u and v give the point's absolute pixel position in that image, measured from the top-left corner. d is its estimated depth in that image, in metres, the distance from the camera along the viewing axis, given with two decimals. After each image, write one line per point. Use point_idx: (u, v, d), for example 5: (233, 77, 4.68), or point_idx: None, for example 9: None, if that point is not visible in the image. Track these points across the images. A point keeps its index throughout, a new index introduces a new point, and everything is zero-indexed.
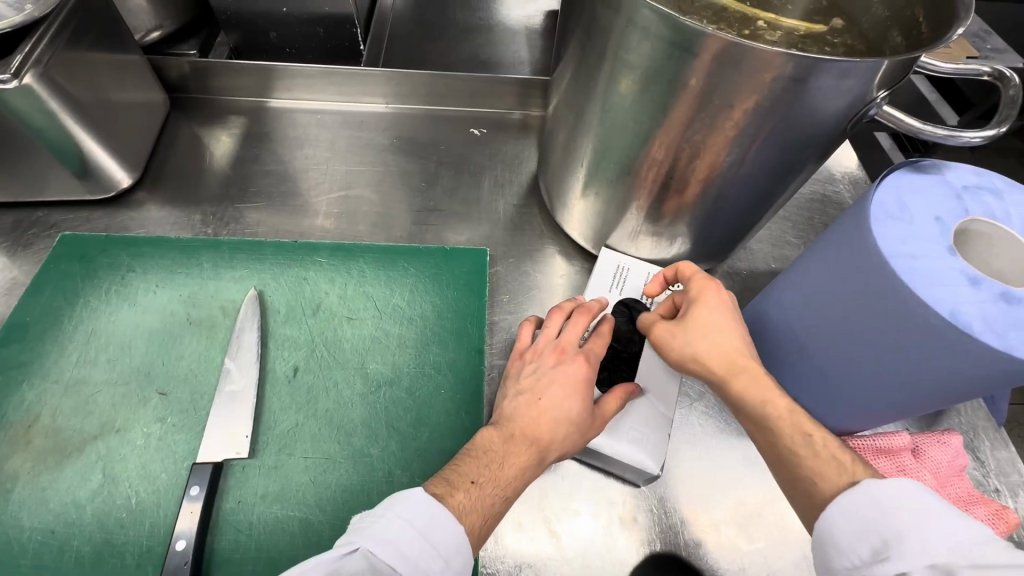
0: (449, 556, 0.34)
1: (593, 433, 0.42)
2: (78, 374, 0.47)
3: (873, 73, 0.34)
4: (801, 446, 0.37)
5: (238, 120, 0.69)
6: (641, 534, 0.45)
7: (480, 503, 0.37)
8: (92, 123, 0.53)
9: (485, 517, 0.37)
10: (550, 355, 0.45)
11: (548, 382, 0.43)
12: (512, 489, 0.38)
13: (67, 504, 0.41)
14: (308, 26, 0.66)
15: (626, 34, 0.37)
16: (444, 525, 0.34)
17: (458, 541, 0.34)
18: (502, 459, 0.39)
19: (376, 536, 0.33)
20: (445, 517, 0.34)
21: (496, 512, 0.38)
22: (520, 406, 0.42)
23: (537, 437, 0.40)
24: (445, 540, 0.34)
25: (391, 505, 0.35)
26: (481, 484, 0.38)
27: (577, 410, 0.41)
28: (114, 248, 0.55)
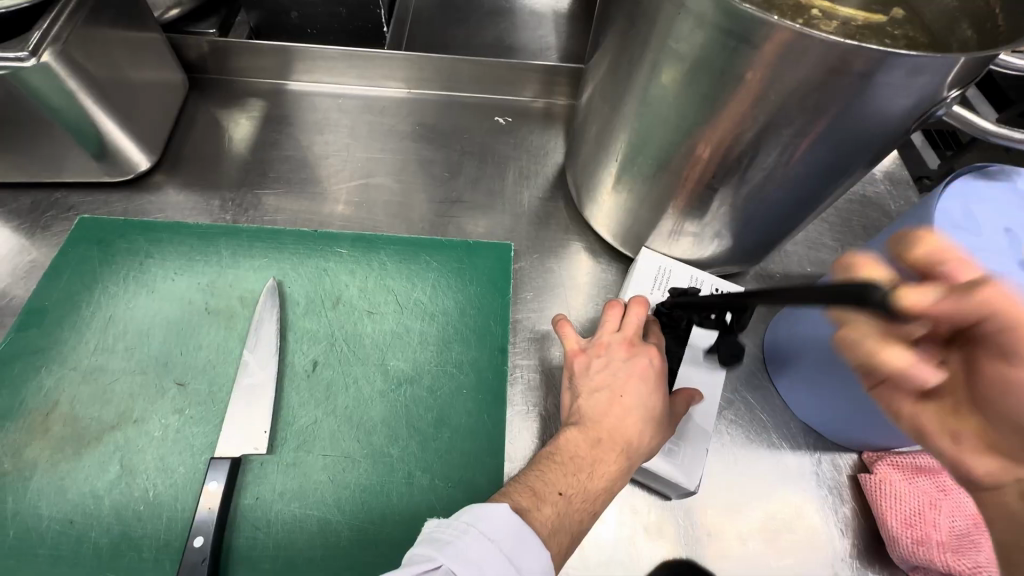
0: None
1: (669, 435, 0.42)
2: (97, 361, 0.46)
3: (949, 69, 0.31)
4: None
5: (258, 103, 0.68)
6: (666, 543, 0.44)
7: (573, 515, 0.36)
8: (111, 103, 0.52)
9: (575, 530, 0.36)
10: (619, 349, 0.44)
11: (629, 377, 0.42)
12: (601, 501, 0.38)
13: (85, 494, 0.41)
14: (331, 6, 0.64)
15: (677, 21, 0.34)
16: (530, 548, 0.33)
17: (544, 565, 0.33)
18: (592, 468, 0.38)
19: (457, 553, 0.32)
20: (530, 538, 0.34)
21: (585, 524, 0.37)
22: (602, 406, 0.41)
23: (631, 441, 0.39)
24: (528, 565, 0.33)
25: (477, 522, 0.34)
26: (577, 499, 0.37)
27: (660, 407, 0.41)
28: (133, 233, 0.54)
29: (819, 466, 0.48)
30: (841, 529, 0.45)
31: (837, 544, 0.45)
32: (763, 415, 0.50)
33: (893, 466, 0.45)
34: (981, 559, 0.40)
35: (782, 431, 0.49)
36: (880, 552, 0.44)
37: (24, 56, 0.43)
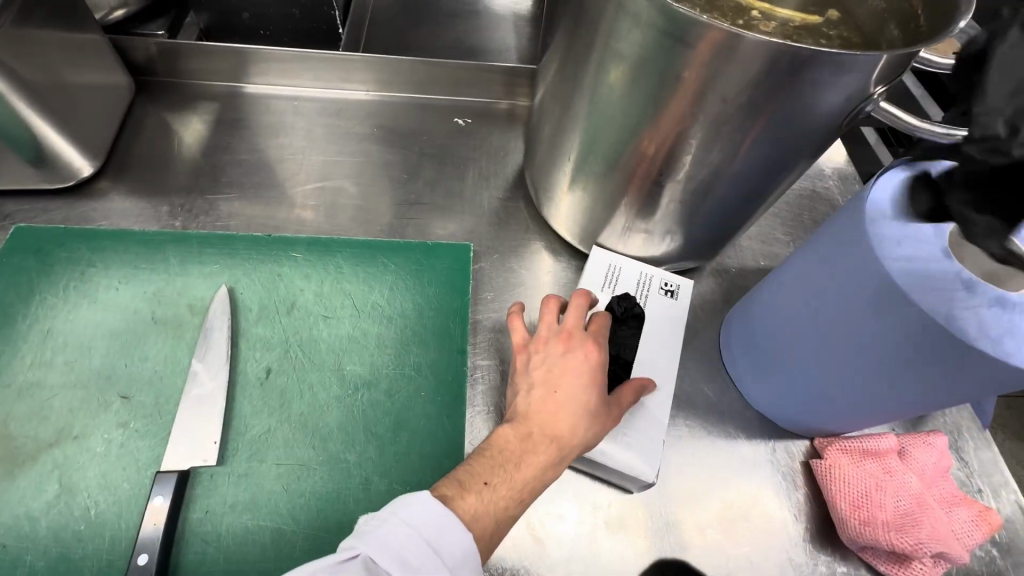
0: (454, 565, 0.33)
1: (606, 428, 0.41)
2: (34, 377, 0.44)
3: (871, 67, 0.33)
4: None
5: (209, 106, 0.66)
6: (626, 537, 0.44)
7: (494, 503, 0.36)
8: (47, 107, 0.50)
9: (499, 519, 0.36)
10: (557, 343, 0.44)
11: (565, 368, 0.42)
12: (527, 493, 0.37)
13: (20, 516, 0.39)
14: (283, 7, 0.63)
15: (617, 21, 0.35)
16: (452, 531, 0.33)
17: (465, 548, 0.33)
18: (520, 461, 0.38)
19: (377, 541, 0.32)
20: (453, 524, 0.33)
21: (513, 514, 0.37)
22: (536, 400, 0.41)
23: (559, 431, 0.39)
24: (449, 550, 0.33)
25: (398, 511, 0.33)
26: (500, 487, 0.37)
27: (596, 400, 0.41)
28: (74, 242, 0.52)
29: (774, 454, 0.49)
30: (795, 515, 0.47)
31: (789, 528, 0.46)
32: (720, 406, 0.51)
33: (842, 452, 0.47)
34: (923, 537, 0.41)
35: (738, 422, 0.51)
36: (832, 535, 0.46)
37: None
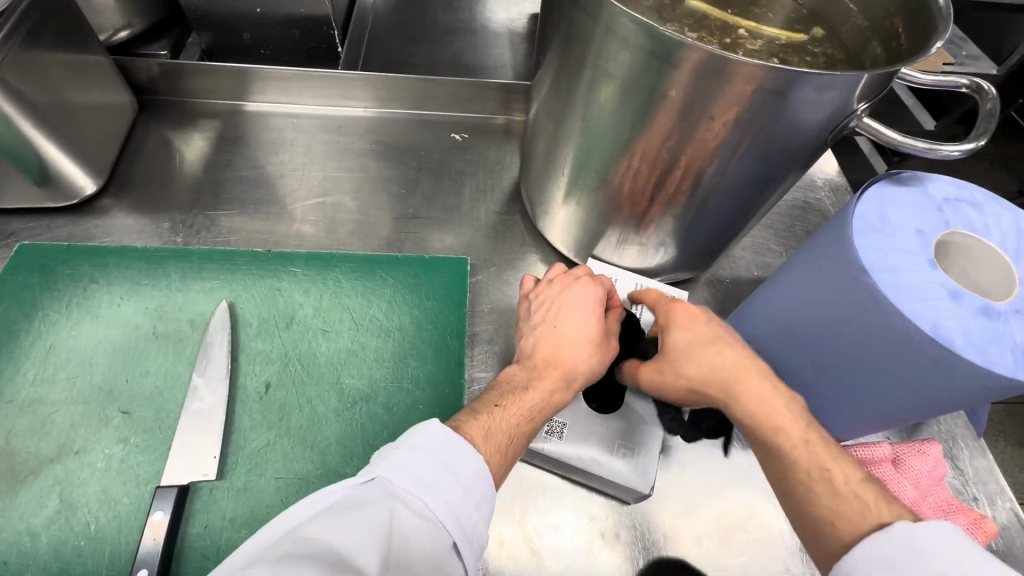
0: (470, 481, 0.33)
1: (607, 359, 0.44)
2: (36, 392, 0.44)
3: (854, 86, 0.34)
4: (818, 480, 0.35)
5: (211, 124, 0.67)
6: (624, 549, 0.45)
7: (507, 425, 0.37)
8: (51, 127, 0.51)
9: (513, 439, 0.37)
10: (556, 286, 0.47)
11: (565, 305, 0.45)
12: (538, 413, 0.39)
13: (20, 532, 0.39)
14: (283, 28, 0.65)
15: (606, 43, 0.36)
16: (461, 451, 0.34)
17: (478, 465, 0.34)
18: (527, 387, 0.40)
19: (392, 467, 0.32)
20: (463, 444, 0.34)
21: (525, 431, 0.38)
22: (539, 338, 0.44)
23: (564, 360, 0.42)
24: (463, 467, 0.33)
25: (404, 442, 0.33)
26: (512, 409, 0.38)
27: (595, 332, 0.43)
28: (77, 259, 0.52)
29: None
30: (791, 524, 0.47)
31: (786, 537, 0.46)
32: None
33: None
34: None
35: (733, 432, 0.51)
36: None
37: None
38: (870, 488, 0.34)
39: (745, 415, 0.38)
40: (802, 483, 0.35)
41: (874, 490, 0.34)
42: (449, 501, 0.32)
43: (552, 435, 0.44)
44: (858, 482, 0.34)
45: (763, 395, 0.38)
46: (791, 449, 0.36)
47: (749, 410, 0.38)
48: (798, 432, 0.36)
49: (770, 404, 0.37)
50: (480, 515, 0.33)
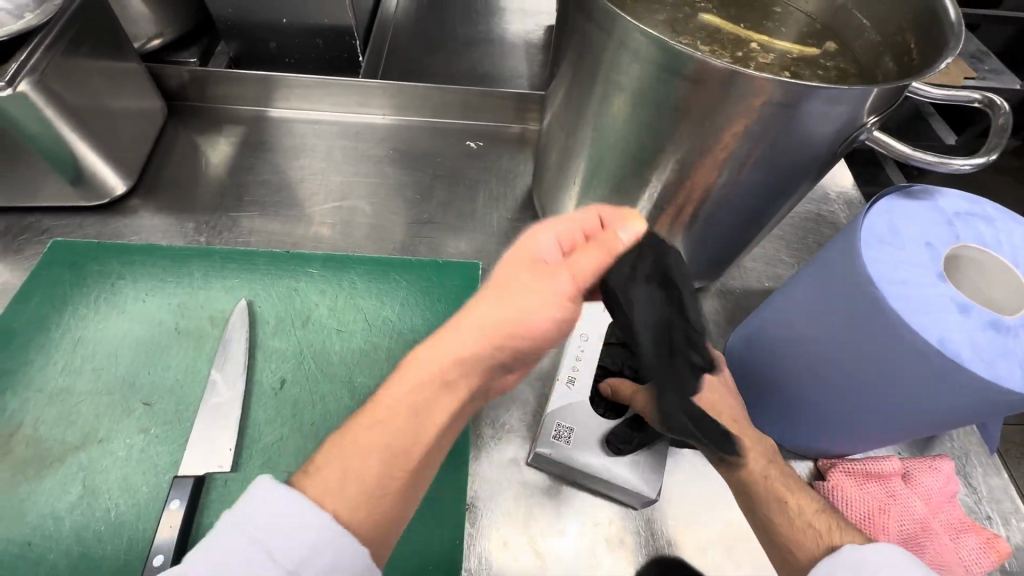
0: (295, 561, 0.28)
1: (530, 317, 0.37)
2: (63, 382, 0.46)
3: (864, 100, 0.34)
4: (778, 514, 0.37)
5: (235, 129, 0.70)
6: (628, 556, 0.45)
7: (343, 451, 0.32)
8: (86, 130, 0.53)
9: (347, 473, 0.31)
10: None
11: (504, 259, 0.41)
12: (384, 394, 0.34)
13: (44, 516, 0.40)
14: (307, 37, 0.67)
15: (619, 55, 0.37)
16: (288, 526, 0.29)
17: (304, 542, 0.29)
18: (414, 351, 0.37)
19: (213, 547, 0.28)
20: (290, 514, 0.29)
21: (367, 433, 0.33)
22: None
23: (458, 328, 0.37)
24: (291, 544, 0.28)
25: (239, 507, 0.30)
26: (368, 419, 0.34)
27: (498, 283, 0.39)
28: (106, 255, 0.54)
29: None
30: None
31: None
32: None
33: (846, 473, 0.47)
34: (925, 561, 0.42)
35: None
36: None
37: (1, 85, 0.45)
38: (824, 518, 0.37)
39: (724, 449, 0.40)
40: (765, 512, 0.38)
41: (828, 519, 0.37)
42: (292, 551, 0.28)
43: (560, 439, 0.45)
44: (812, 513, 0.37)
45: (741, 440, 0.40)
46: (755, 484, 0.39)
47: (727, 445, 0.40)
48: (760, 469, 0.39)
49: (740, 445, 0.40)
50: (344, 552, 0.29)
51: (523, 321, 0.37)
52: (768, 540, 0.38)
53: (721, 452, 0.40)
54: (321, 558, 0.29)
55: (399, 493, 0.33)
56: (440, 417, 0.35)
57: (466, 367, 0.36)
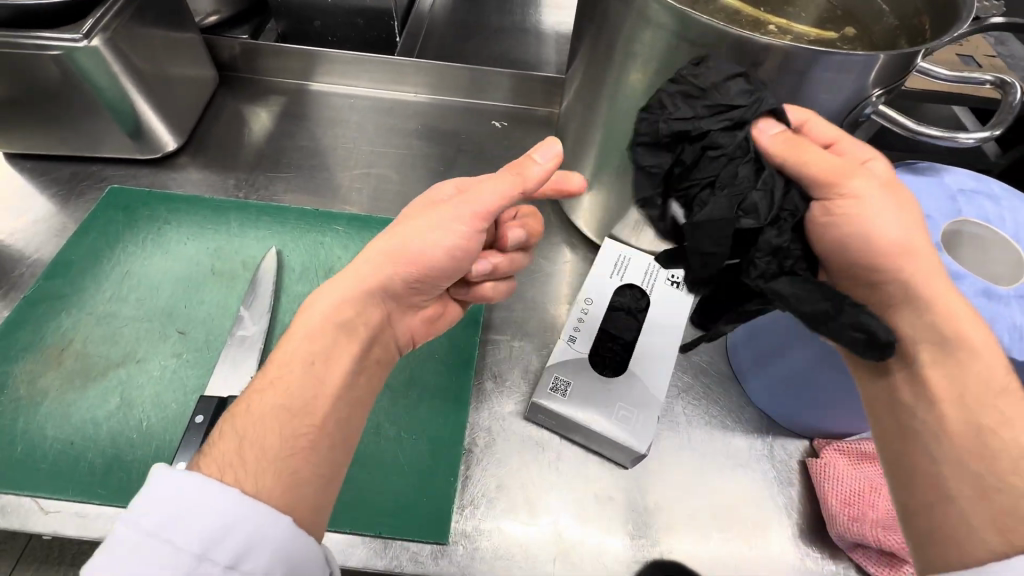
0: (208, 545, 0.29)
1: (427, 246, 0.41)
2: (110, 309, 0.51)
3: (869, 69, 0.36)
4: (1018, 456, 0.31)
5: (278, 99, 0.75)
6: (619, 511, 0.46)
7: (241, 424, 0.34)
8: (147, 88, 0.59)
9: (250, 436, 0.34)
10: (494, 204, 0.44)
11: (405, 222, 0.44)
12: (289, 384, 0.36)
13: (86, 420, 0.45)
14: (349, 17, 0.72)
15: (633, 25, 0.40)
16: (201, 513, 0.30)
17: (218, 524, 0.30)
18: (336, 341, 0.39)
19: (129, 547, 0.29)
20: (203, 501, 0.30)
21: (265, 422, 0.34)
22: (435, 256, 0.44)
23: (374, 250, 0.41)
24: (202, 528, 0.30)
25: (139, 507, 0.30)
26: (267, 385, 0.36)
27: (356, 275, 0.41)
28: (155, 203, 0.59)
29: (772, 450, 0.50)
30: (789, 510, 0.47)
31: (783, 524, 0.46)
32: (720, 399, 0.52)
33: (841, 453, 0.47)
34: None
35: (737, 416, 0.51)
36: (824, 533, 0.46)
37: (78, 38, 0.51)
38: None
39: (971, 350, 0.34)
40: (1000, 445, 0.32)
41: None
42: (194, 537, 0.30)
43: (557, 392, 0.46)
44: None
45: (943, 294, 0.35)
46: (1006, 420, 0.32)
47: (965, 320, 0.35)
48: (1009, 383, 0.33)
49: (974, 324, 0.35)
50: (258, 526, 0.31)
51: (409, 253, 0.41)
52: (982, 484, 0.32)
53: (962, 346, 0.34)
54: (232, 536, 0.30)
55: (306, 456, 0.35)
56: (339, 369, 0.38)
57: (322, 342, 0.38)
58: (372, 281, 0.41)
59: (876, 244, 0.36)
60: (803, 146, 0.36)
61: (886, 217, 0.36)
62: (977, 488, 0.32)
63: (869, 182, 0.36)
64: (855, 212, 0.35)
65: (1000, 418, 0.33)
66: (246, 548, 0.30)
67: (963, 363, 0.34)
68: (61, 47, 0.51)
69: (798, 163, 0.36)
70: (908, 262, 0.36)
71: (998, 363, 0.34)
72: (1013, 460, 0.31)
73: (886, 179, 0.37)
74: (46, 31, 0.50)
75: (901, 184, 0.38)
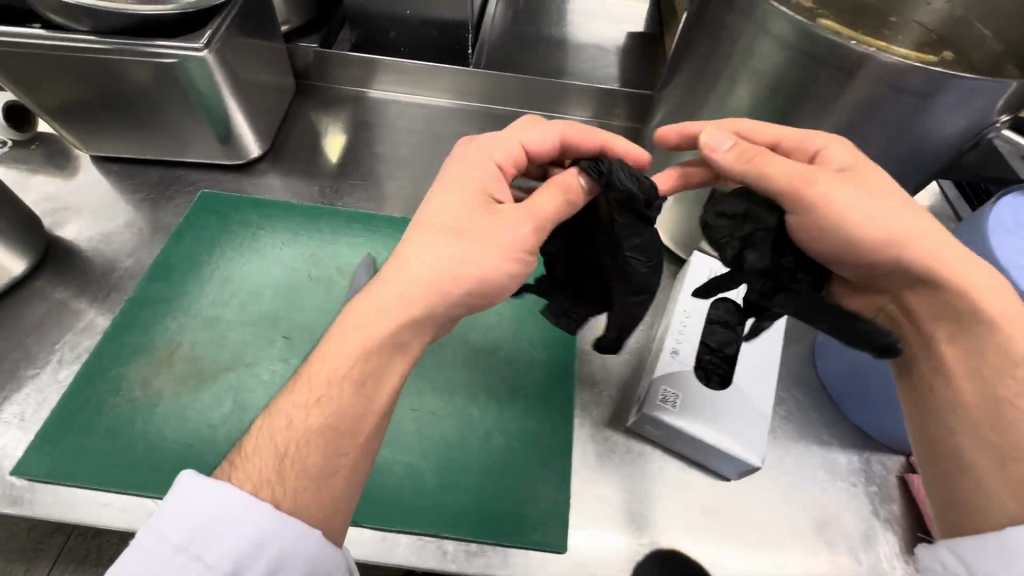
0: (237, 555, 0.31)
1: (480, 273, 0.37)
2: (214, 313, 0.52)
3: (1000, 94, 0.38)
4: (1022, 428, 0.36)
5: (351, 108, 0.77)
6: (725, 525, 0.46)
7: (279, 434, 0.34)
8: (241, 95, 0.60)
9: (280, 452, 0.34)
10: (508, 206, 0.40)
11: (431, 210, 0.39)
12: (333, 407, 0.34)
13: (202, 424, 0.46)
14: (425, 28, 0.73)
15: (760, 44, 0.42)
16: (229, 519, 0.32)
17: (248, 535, 0.31)
18: (371, 370, 0.36)
19: (162, 547, 0.31)
20: (230, 509, 0.32)
21: (301, 436, 0.34)
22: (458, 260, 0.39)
23: (412, 262, 0.37)
24: (230, 537, 0.31)
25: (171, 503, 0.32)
26: (303, 400, 0.35)
27: (365, 313, 0.36)
28: (246, 208, 0.60)
29: (869, 465, 0.50)
30: (891, 525, 0.47)
31: (887, 540, 0.46)
32: (814, 414, 0.53)
33: None
34: None
35: (832, 431, 0.52)
36: None
37: (199, 47, 0.52)
38: None
39: (989, 326, 0.37)
40: (1010, 414, 0.36)
41: None
42: (227, 553, 0.31)
43: (667, 404, 0.46)
44: None
45: (961, 257, 0.38)
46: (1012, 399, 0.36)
47: (977, 281, 0.37)
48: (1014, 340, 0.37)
49: (988, 278, 0.37)
50: (290, 543, 0.32)
51: (453, 279, 0.37)
52: (995, 454, 0.36)
53: (982, 320, 0.37)
54: (264, 552, 0.31)
55: (349, 473, 0.35)
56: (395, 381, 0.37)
57: (370, 359, 0.36)
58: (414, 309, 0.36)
59: (877, 229, 0.38)
60: (759, 154, 0.39)
61: (868, 204, 0.38)
62: (989, 461, 0.36)
63: (836, 182, 0.38)
64: (838, 216, 0.38)
65: (1016, 389, 0.36)
66: (274, 561, 0.31)
67: (980, 343, 0.38)
68: (177, 56, 0.52)
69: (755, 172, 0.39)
70: (923, 253, 0.38)
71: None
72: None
73: (852, 169, 0.39)
74: (170, 40, 0.52)
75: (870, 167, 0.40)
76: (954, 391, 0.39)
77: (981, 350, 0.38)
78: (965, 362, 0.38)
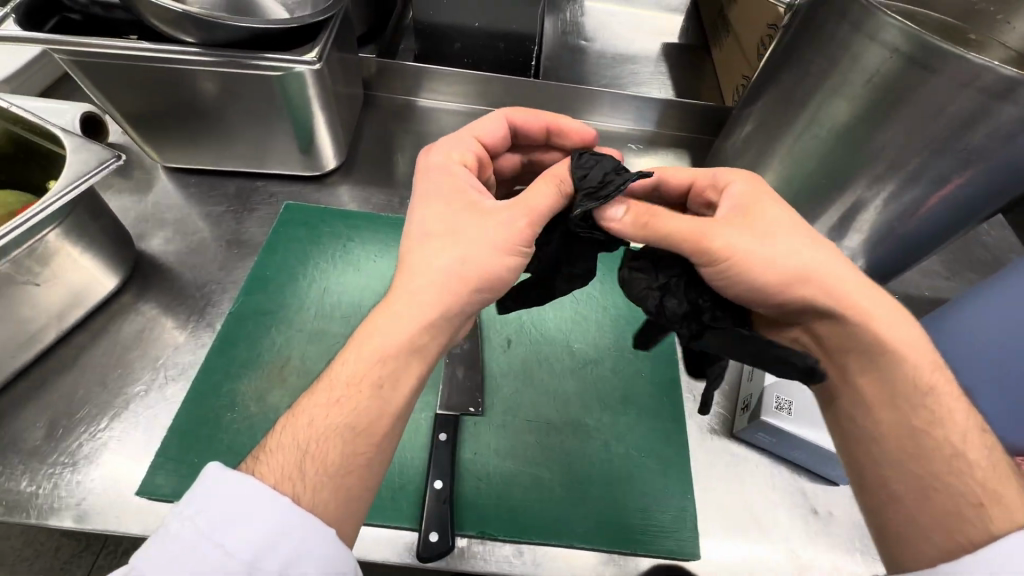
0: (261, 548, 0.29)
1: (486, 271, 0.37)
2: (319, 326, 0.52)
3: None
4: (939, 454, 0.34)
5: (417, 119, 0.77)
6: (846, 532, 0.46)
7: (299, 434, 0.33)
8: (327, 108, 0.60)
9: (306, 451, 0.32)
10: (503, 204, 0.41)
11: (419, 215, 0.40)
12: (350, 401, 0.33)
13: None
14: (492, 40, 0.73)
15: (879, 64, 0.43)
16: (256, 510, 0.30)
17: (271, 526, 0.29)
18: (384, 359, 0.34)
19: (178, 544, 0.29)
20: (257, 500, 0.30)
21: (319, 435, 0.32)
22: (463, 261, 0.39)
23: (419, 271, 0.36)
24: (251, 529, 0.29)
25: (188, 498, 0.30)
26: (325, 399, 0.33)
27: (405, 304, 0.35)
28: (335, 220, 0.60)
29: None
30: None
31: None
32: None
33: None
34: None
35: None
36: None
37: (312, 61, 0.52)
38: (1003, 469, 0.33)
39: (893, 354, 0.36)
40: (927, 440, 0.35)
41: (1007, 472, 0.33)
42: (248, 547, 0.29)
43: (782, 410, 0.46)
44: (991, 460, 0.34)
45: (883, 307, 0.37)
46: (929, 425, 0.35)
47: (883, 318, 0.37)
48: (931, 375, 0.36)
49: (898, 323, 0.37)
50: (304, 539, 0.30)
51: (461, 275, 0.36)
52: (916, 483, 0.34)
53: (884, 351, 0.36)
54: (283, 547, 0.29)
55: (363, 476, 0.33)
56: (408, 386, 0.35)
57: (393, 362, 0.34)
58: (438, 306, 0.36)
59: (774, 271, 0.37)
60: (654, 217, 0.38)
61: (769, 248, 0.37)
62: (914, 492, 0.34)
63: (736, 231, 0.37)
64: (736, 266, 0.37)
65: (929, 417, 0.35)
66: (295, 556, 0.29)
67: (905, 387, 0.36)
68: (282, 69, 0.52)
69: (658, 232, 0.38)
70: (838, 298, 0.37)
71: (926, 359, 0.36)
72: (945, 459, 0.34)
73: (745, 210, 0.39)
74: (282, 54, 0.51)
75: (764, 196, 0.40)
76: (872, 418, 0.37)
77: (901, 382, 0.36)
78: (878, 392, 0.37)
